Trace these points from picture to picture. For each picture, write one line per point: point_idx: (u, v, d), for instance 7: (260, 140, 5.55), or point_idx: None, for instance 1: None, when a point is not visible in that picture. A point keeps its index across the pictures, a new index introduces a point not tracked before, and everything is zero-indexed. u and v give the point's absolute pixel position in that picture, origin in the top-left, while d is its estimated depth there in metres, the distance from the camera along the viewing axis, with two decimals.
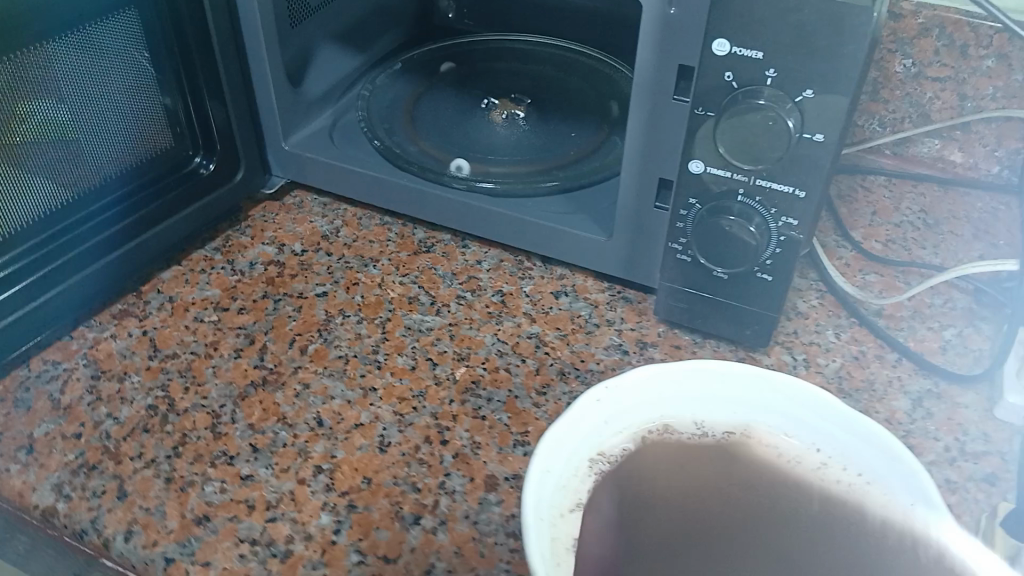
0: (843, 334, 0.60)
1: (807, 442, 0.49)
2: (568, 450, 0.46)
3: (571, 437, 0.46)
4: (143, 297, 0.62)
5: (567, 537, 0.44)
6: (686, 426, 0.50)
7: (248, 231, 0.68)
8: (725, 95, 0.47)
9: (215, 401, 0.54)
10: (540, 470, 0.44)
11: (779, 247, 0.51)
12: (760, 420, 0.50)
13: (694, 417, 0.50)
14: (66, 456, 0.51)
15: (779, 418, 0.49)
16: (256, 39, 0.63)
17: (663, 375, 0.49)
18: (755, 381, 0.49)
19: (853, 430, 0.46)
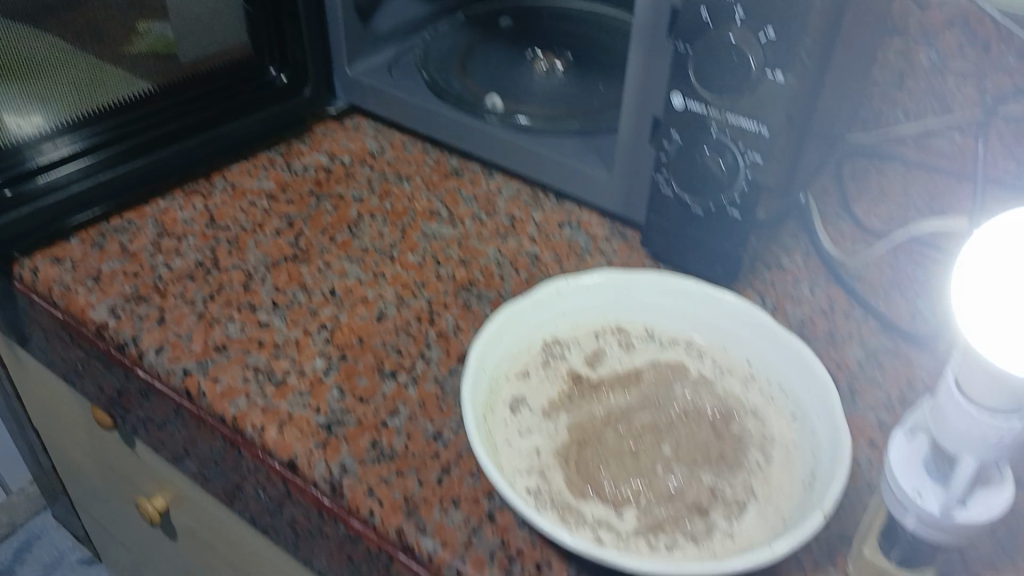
0: (817, 290, 0.65)
1: (740, 356, 0.57)
2: (526, 325, 0.56)
3: (530, 316, 0.56)
4: (211, 182, 0.73)
5: (507, 394, 0.53)
6: (637, 329, 0.59)
7: (309, 142, 0.78)
8: (702, 31, 0.52)
9: (251, 265, 0.64)
10: (495, 332, 0.54)
11: (746, 185, 0.56)
12: (703, 335, 0.58)
13: (646, 324, 0.59)
14: (123, 287, 0.62)
15: (719, 333, 0.58)
16: None
17: (619, 280, 0.59)
18: (700, 294, 0.58)
19: (778, 344, 0.54)
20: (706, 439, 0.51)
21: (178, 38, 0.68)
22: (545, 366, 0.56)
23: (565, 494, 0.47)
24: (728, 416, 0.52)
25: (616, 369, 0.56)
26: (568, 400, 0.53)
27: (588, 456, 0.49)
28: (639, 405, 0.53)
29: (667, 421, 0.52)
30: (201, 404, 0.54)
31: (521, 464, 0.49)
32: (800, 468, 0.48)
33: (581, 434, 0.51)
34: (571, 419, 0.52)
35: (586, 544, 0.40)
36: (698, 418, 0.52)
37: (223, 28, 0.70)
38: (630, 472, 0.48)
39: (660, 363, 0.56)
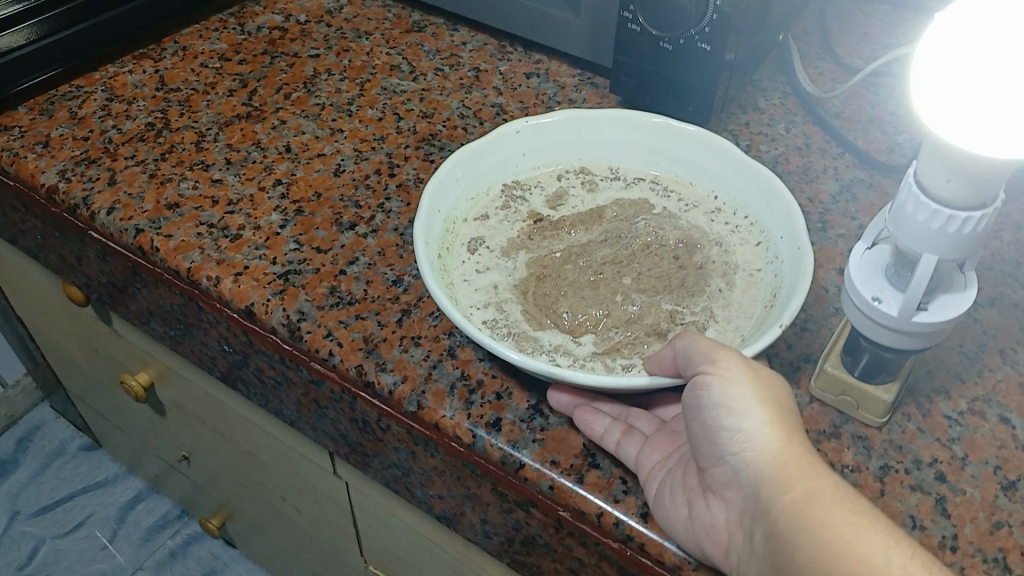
0: (794, 129, 0.63)
1: (706, 190, 0.58)
2: (482, 169, 0.57)
3: (488, 155, 0.57)
4: (162, 46, 0.70)
5: (464, 236, 0.55)
6: (601, 169, 0.60)
7: (263, 3, 0.75)
8: None
9: (204, 125, 0.62)
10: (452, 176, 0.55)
11: (715, 15, 0.53)
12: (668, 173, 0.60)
13: (610, 164, 0.60)
14: (73, 151, 0.60)
15: (684, 167, 0.59)
16: None
17: (579, 121, 0.59)
18: (665, 130, 0.59)
19: (745, 173, 0.56)
20: (668, 268, 0.53)
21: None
22: (504, 208, 0.57)
23: (523, 325, 0.49)
24: (693, 247, 0.54)
25: (574, 211, 0.58)
26: (528, 240, 0.55)
27: (547, 288, 0.51)
28: (601, 240, 0.55)
29: (629, 254, 0.53)
30: (156, 260, 0.54)
31: (477, 300, 0.51)
32: (762, 290, 0.51)
33: (541, 270, 0.53)
34: (530, 257, 0.54)
35: (534, 362, 0.42)
36: (659, 249, 0.54)
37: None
38: (593, 301, 0.50)
39: (623, 202, 0.58)
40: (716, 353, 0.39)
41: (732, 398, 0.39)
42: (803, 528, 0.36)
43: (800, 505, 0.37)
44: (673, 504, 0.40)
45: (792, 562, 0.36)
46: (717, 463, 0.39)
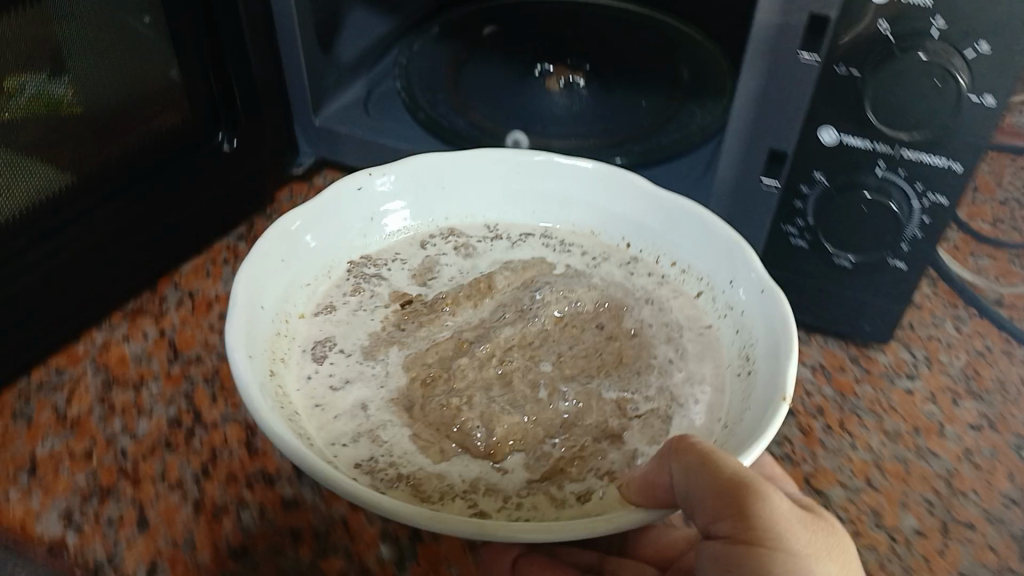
0: (963, 327, 0.53)
1: (614, 237, 0.52)
2: (321, 248, 0.49)
3: (320, 228, 0.49)
4: (160, 293, 0.55)
5: (303, 339, 0.45)
6: (475, 228, 0.53)
7: (275, 216, 0.61)
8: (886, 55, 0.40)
9: (249, 411, 0.47)
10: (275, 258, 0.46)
11: (919, 231, 0.45)
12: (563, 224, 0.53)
13: (485, 222, 0.53)
14: (75, 478, 0.43)
15: (580, 212, 0.53)
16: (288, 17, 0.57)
17: (441, 169, 0.52)
18: (547, 168, 0.52)
19: (676, 218, 0.49)
20: (595, 343, 0.45)
21: (72, 91, 0.49)
22: (356, 292, 0.48)
23: (419, 461, 0.39)
24: (615, 311, 0.47)
25: (452, 282, 0.50)
26: (397, 329, 0.46)
27: (422, 390, 0.42)
28: (494, 314, 0.47)
29: (540, 333, 0.45)
30: None
31: (341, 428, 0.41)
32: (723, 352, 0.45)
33: (411, 367, 0.43)
34: (405, 356, 0.44)
35: (438, 521, 0.31)
36: (577, 320, 0.46)
37: (123, 65, 0.51)
38: (506, 406, 0.41)
39: (512, 264, 0.51)
40: (712, 466, 0.33)
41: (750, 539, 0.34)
42: None
43: None
44: None
45: None
46: None
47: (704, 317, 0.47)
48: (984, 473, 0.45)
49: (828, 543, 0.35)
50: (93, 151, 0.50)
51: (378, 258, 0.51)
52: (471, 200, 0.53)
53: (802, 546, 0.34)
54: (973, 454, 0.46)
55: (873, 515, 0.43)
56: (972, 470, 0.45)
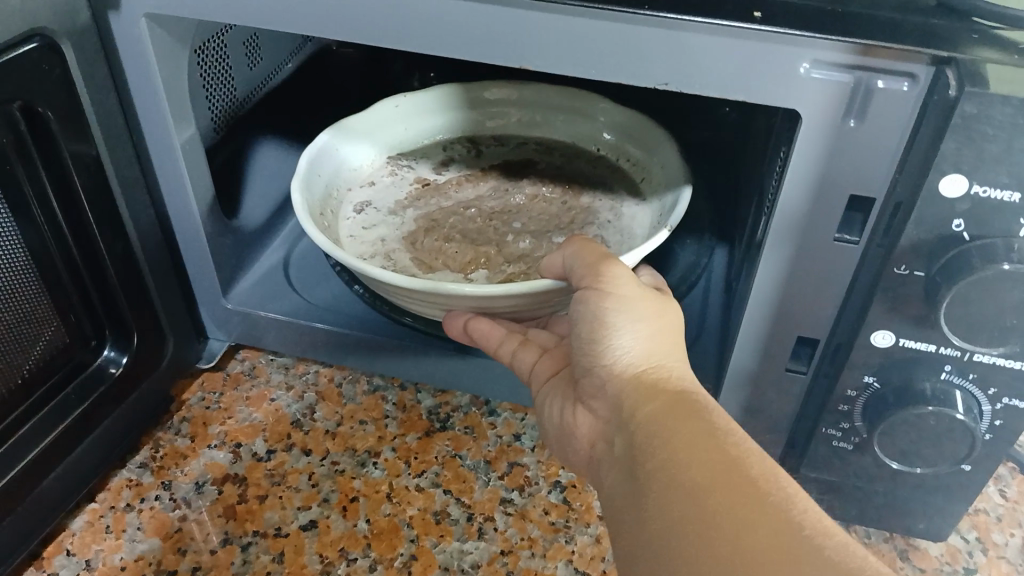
0: (1009, 491, 0.47)
1: (591, 136, 0.57)
2: (360, 139, 0.54)
3: (366, 130, 0.54)
4: (48, 567, 0.42)
5: (347, 201, 0.52)
6: (484, 138, 0.59)
7: (186, 428, 0.49)
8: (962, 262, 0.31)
9: None
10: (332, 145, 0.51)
11: (989, 433, 0.37)
12: (554, 134, 0.58)
13: (492, 133, 0.59)
14: None
15: (565, 125, 0.58)
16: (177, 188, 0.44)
17: (454, 95, 0.57)
18: (565, 97, 0.57)
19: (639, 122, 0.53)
20: (556, 212, 0.52)
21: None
22: (391, 175, 0.55)
23: (411, 271, 0.47)
24: (576, 190, 0.54)
25: (463, 168, 0.56)
26: (416, 199, 0.53)
27: (439, 240, 0.50)
28: (490, 195, 0.54)
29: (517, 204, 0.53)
30: None
31: (363, 250, 0.49)
32: (647, 216, 0.50)
33: (429, 220, 0.51)
34: (418, 213, 0.52)
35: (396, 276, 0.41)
36: (548, 197, 0.53)
37: None
38: (473, 245, 0.49)
39: (509, 163, 0.56)
40: (584, 252, 0.38)
41: (603, 285, 0.36)
42: (656, 479, 0.29)
43: (660, 451, 0.30)
44: (551, 414, 0.40)
45: (657, 522, 0.28)
46: (587, 373, 0.36)
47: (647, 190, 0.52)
48: None
49: (639, 285, 0.36)
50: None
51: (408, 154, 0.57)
52: (463, 119, 0.58)
53: (635, 294, 0.36)
54: None
55: None
56: None
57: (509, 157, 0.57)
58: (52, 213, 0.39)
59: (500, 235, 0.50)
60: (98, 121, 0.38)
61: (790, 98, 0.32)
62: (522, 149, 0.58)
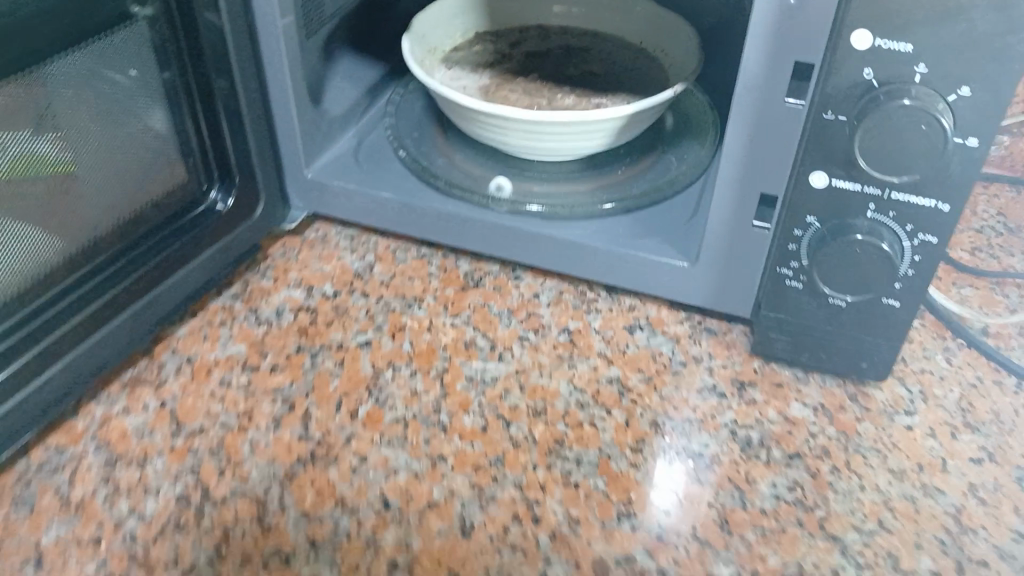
0: (954, 359, 0.55)
1: (636, 38, 0.65)
2: (455, 17, 0.65)
3: (463, 11, 0.66)
4: (157, 359, 0.53)
5: (441, 55, 0.63)
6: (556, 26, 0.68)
7: (269, 273, 0.60)
8: (871, 101, 0.41)
9: (258, 484, 0.46)
10: (436, 15, 0.63)
11: (911, 269, 0.45)
12: (608, 29, 0.67)
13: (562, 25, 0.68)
14: (83, 569, 0.41)
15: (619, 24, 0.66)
16: (280, 67, 0.55)
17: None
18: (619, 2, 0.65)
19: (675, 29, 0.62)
20: (601, 82, 0.61)
21: (55, 148, 0.47)
22: (478, 45, 0.65)
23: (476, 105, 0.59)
24: (618, 69, 0.63)
25: (532, 46, 0.65)
26: (495, 63, 0.64)
27: (506, 91, 0.60)
28: (551, 64, 0.63)
29: (573, 75, 0.62)
30: None
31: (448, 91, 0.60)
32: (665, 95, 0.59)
33: (501, 79, 0.62)
34: (494, 72, 0.63)
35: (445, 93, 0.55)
36: (590, 64, 0.63)
37: (97, 103, 0.48)
38: (528, 95, 0.60)
39: (570, 46, 0.65)
40: None
41: None
42: None
43: None
44: None
45: None
46: None
47: (672, 76, 0.61)
48: (991, 509, 0.46)
49: None
50: (65, 219, 0.48)
51: (491, 32, 0.67)
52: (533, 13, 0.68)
53: None
54: (977, 489, 0.47)
55: (890, 560, 0.43)
56: (978, 506, 0.46)
57: (572, 42, 0.66)
58: (182, 66, 0.51)
59: (553, 92, 0.60)
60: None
61: None
62: (583, 37, 0.67)
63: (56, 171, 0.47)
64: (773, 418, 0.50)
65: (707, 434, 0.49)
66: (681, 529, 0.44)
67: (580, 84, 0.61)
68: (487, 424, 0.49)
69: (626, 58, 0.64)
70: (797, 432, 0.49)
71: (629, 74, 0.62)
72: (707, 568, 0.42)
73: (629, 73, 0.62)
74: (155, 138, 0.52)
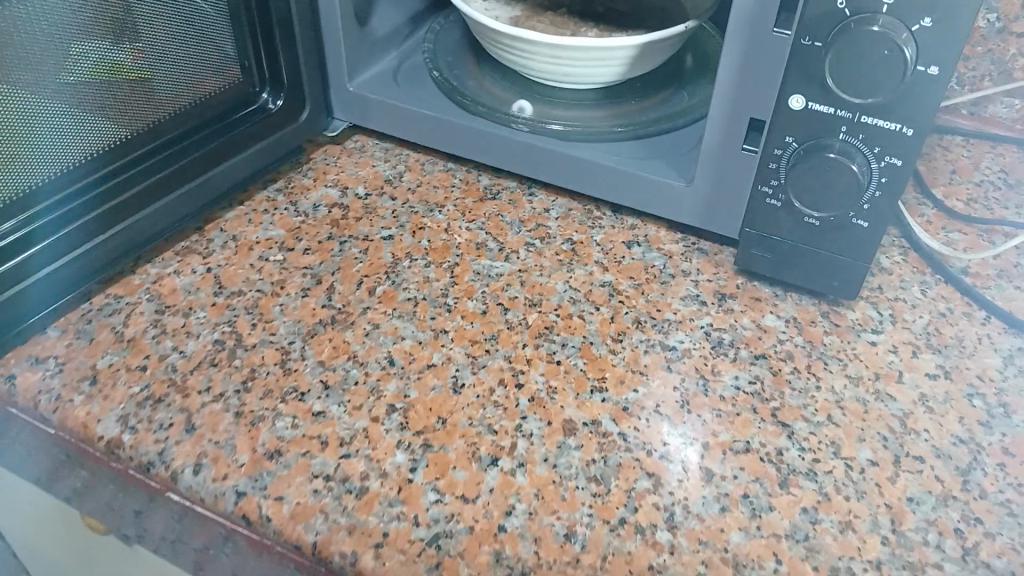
0: (929, 291, 0.59)
1: None
2: None
3: None
4: (207, 235, 0.61)
5: None
6: None
7: (311, 173, 0.67)
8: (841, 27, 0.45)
9: (284, 338, 0.53)
10: None
11: (879, 190, 0.49)
12: None
13: None
14: (131, 388, 0.49)
15: None
16: None
17: None
18: None
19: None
20: (624, 19, 0.66)
21: (132, 57, 0.53)
22: None
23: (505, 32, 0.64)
24: (643, 9, 0.67)
25: None
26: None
27: (533, 22, 0.66)
28: (581, 2, 0.69)
29: (599, 12, 0.67)
30: (268, 532, 0.43)
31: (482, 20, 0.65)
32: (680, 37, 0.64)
33: (531, 12, 0.67)
34: (526, 6, 0.68)
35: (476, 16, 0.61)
36: (616, 3, 0.68)
37: (176, 18, 0.55)
38: (554, 27, 0.65)
39: None
40: None
41: None
42: None
43: None
44: None
45: None
46: None
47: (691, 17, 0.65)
48: (936, 416, 0.50)
49: None
50: (138, 114, 0.55)
51: None
52: None
53: None
54: (927, 399, 0.51)
55: (831, 447, 0.48)
56: (924, 413, 0.50)
57: None
58: None
59: (577, 26, 0.65)
60: None
61: None
62: None
63: (133, 76, 0.54)
64: (747, 325, 0.55)
65: (683, 332, 0.54)
66: (646, 404, 0.49)
67: (604, 21, 0.66)
68: (487, 308, 0.56)
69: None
70: (766, 338, 0.54)
71: (652, 13, 0.67)
72: (664, 437, 0.47)
73: (653, 12, 0.67)
74: (219, 52, 0.59)
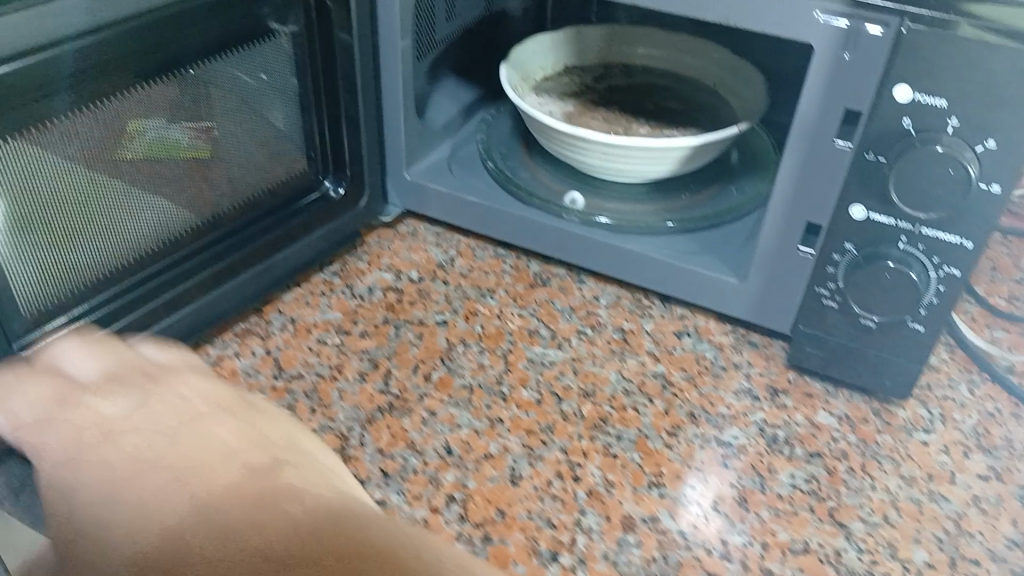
0: (977, 390, 0.59)
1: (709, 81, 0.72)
2: (547, 53, 0.73)
3: (555, 47, 0.74)
4: (266, 316, 0.62)
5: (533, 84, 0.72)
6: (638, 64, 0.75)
7: (366, 257, 0.69)
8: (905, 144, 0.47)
9: (343, 423, 0.54)
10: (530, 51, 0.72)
11: (936, 297, 0.50)
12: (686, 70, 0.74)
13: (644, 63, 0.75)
14: None
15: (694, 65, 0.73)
16: (395, 84, 0.65)
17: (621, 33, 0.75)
18: (696, 47, 0.72)
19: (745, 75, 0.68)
20: (673, 118, 0.69)
21: (188, 136, 0.55)
22: (567, 77, 0.74)
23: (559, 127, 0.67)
24: (692, 107, 0.70)
25: (615, 82, 0.73)
26: (581, 94, 0.72)
27: (587, 118, 0.68)
28: (631, 99, 0.71)
29: (649, 109, 0.70)
30: None
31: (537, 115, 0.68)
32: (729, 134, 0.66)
33: (584, 108, 0.70)
34: (578, 101, 0.71)
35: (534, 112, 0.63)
36: (665, 101, 0.71)
37: (239, 102, 0.57)
38: (606, 124, 0.68)
39: (649, 84, 0.73)
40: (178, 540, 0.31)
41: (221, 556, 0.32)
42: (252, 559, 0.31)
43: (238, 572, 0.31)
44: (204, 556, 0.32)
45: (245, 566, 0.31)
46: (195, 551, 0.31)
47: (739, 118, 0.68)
48: (990, 518, 0.50)
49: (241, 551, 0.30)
50: (201, 194, 0.56)
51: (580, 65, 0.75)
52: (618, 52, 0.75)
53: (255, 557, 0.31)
54: (980, 500, 0.51)
55: (888, 549, 0.48)
56: (979, 515, 0.50)
57: (651, 80, 0.74)
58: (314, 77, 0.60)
59: (630, 123, 0.68)
60: (356, 22, 0.60)
61: (806, 32, 0.48)
62: (662, 75, 0.74)
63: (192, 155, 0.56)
64: (799, 421, 0.56)
65: (737, 427, 0.55)
66: (702, 501, 0.50)
67: (654, 119, 0.69)
68: (541, 398, 0.56)
69: (699, 98, 0.71)
70: (819, 435, 0.55)
71: (701, 112, 0.69)
72: (721, 535, 0.48)
73: (701, 111, 0.69)
74: (280, 134, 0.60)
